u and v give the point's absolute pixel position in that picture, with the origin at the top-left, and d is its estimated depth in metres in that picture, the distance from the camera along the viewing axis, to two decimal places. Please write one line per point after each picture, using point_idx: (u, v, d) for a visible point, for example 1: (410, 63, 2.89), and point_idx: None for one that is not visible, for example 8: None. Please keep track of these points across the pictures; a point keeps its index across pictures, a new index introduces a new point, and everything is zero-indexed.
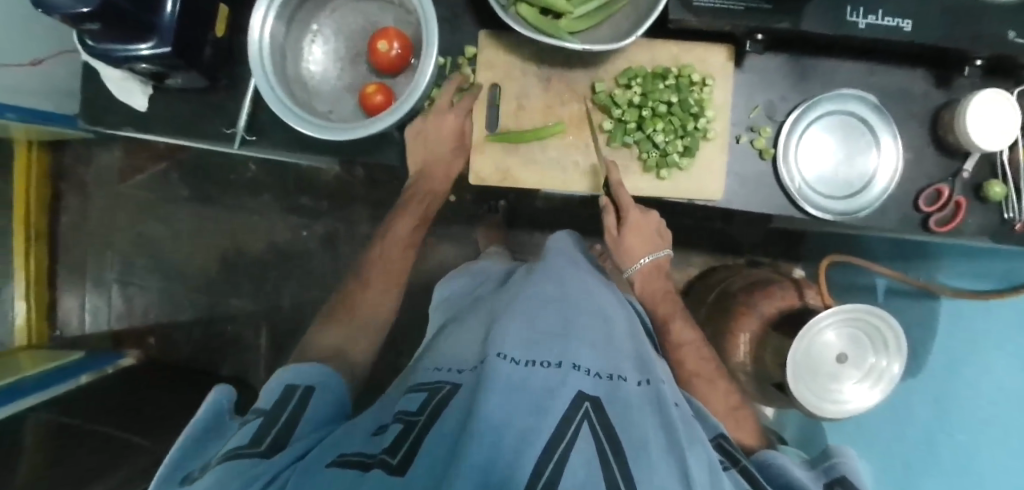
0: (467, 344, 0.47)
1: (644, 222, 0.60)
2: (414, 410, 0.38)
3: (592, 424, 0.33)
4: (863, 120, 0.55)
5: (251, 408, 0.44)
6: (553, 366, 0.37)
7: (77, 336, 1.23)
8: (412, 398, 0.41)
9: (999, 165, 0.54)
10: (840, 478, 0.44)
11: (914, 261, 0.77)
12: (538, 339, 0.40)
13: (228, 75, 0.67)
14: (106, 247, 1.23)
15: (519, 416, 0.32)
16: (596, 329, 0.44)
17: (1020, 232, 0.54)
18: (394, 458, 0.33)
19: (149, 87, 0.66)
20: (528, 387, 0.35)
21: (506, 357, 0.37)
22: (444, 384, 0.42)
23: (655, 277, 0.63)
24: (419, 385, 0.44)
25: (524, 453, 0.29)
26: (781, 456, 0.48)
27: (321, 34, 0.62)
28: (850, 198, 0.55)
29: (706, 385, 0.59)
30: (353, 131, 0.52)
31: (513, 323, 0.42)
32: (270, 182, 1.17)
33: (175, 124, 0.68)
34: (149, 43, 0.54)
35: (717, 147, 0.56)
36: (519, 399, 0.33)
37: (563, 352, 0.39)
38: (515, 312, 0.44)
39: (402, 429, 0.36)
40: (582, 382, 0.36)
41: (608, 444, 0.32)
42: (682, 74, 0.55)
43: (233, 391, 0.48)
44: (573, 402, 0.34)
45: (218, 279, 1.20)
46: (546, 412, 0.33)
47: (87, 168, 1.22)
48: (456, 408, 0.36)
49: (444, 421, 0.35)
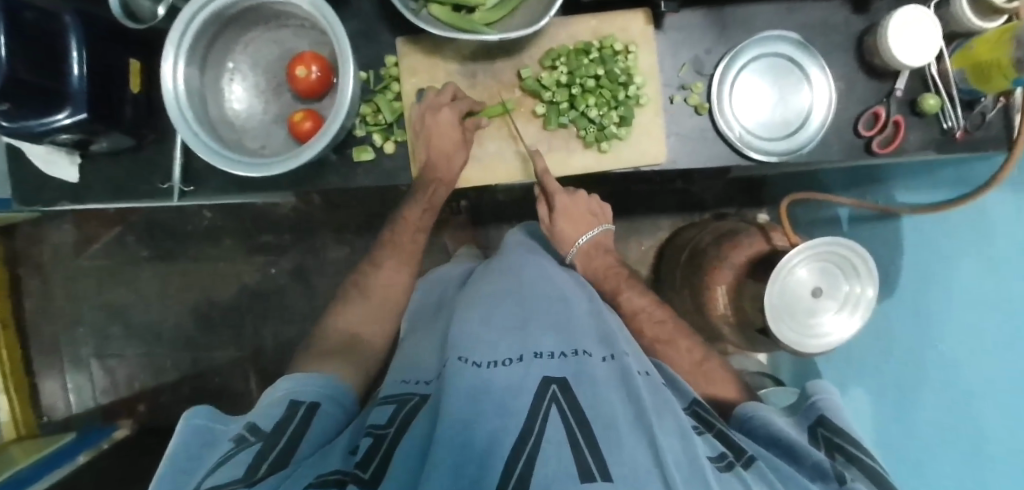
0: (428, 359, 0.54)
1: (574, 206, 0.65)
2: (383, 422, 0.43)
3: (560, 407, 0.38)
4: (790, 58, 0.55)
5: (247, 427, 0.44)
6: (517, 362, 0.43)
7: (65, 418, 1.20)
8: (380, 411, 0.45)
9: (931, 79, 0.54)
10: (820, 418, 0.47)
11: (870, 186, 0.76)
12: (498, 341, 0.47)
13: (154, 129, 0.64)
14: (77, 324, 1.19)
15: (489, 417, 0.37)
16: (552, 320, 0.51)
17: (961, 140, 0.55)
18: (365, 472, 0.37)
19: (77, 156, 0.64)
20: (492, 384, 0.40)
21: (465, 360, 0.44)
22: (412, 396, 0.48)
23: (596, 255, 0.67)
24: (385, 398, 0.48)
25: (498, 445, 0.34)
26: (761, 407, 0.49)
27: (238, 71, 0.60)
28: (790, 137, 0.55)
29: (673, 345, 0.60)
30: (285, 163, 0.50)
31: (474, 331, 0.49)
32: (229, 227, 1.15)
33: (110, 188, 0.66)
34: (66, 112, 0.51)
35: (652, 112, 0.56)
36: (487, 397, 0.39)
37: (522, 347, 0.46)
38: (473, 316, 0.51)
39: (373, 441, 0.40)
40: (546, 370, 0.42)
41: (577, 422, 0.36)
42: (604, 45, 0.55)
43: (212, 407, 0.46)
44: (539, 390, 0.40)
45: (197, 333, 1.17)
46: (513, 408, 0.38)
47: (40, 247, 1.18)
48: (427, 412, 0.42)
49: (419, 426, 0.40)
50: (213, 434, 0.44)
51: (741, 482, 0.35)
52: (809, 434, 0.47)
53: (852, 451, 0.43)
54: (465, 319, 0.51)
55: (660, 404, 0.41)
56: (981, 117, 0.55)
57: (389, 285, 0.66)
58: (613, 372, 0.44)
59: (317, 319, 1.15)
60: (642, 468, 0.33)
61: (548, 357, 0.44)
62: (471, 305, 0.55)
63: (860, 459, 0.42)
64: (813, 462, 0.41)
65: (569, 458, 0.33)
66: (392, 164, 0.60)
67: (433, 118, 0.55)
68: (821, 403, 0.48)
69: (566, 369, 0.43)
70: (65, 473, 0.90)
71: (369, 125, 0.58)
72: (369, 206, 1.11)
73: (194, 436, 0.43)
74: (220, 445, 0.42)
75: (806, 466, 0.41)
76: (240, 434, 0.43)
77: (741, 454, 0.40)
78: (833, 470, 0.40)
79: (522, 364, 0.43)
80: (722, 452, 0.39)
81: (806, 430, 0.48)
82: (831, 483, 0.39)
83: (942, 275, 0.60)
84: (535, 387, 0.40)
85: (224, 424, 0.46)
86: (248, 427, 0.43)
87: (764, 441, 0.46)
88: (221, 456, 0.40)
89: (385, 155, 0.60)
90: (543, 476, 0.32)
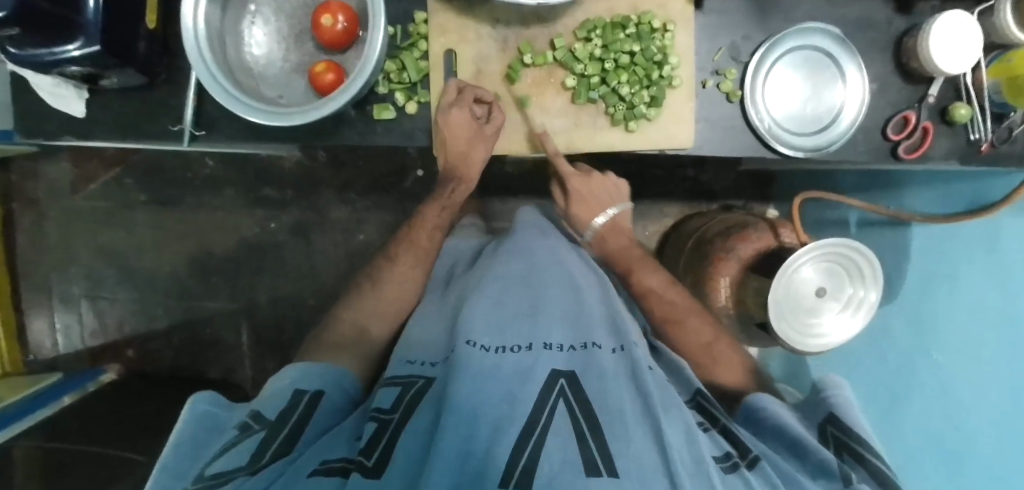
0: (435, 340, 0.53)
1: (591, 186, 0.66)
2: (387, 408, 0.42)
3: (566, 402, 0.38)
4: (829, 53, 0.54)
5: (258, 412, 0.45)
6: (526, 350, 0.43)
7: (53, 357, 1.19)
8: (385, 393, 0.44)
9: (964, 88, 0.54)
10: (830, 416, 0.47)
11: (884, 191, 0.77)
12: (506, 328, 0.47)
13: (167, 67, 0.62)
14: (70, 264, 1.18)
15: (491, 407, 0.37)
16: (563, 310, 0.50)
17: (986, 153, 0.55)
18: (368, 460, 0.36)
19: (84, 90, 0.62)
20: (501, 373, 0.40)
21: (474, 344, 0.43)
22: (417, 378, 0.46)
23: (615, 234, 0.67)
24: (390, 379, 0.47)
25: (503, 432, 0.34)
26: (773, 400, 0.49)
27: (260, 14, 0.58)
28: (817, 134, 0.55)
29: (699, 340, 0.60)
30: (312, 111, 0.49)
31: (483, 313, 0.49)
32: (231, 177, 1.13)
33: (117, 124, 0.64)
34: (77, 44, 0.50)
35: (684, 95, 0.54)
36: (492, 386, 0.39)
37: (532, 336, 0.45)
38: (485, 298, 0.51)
39: (376, 427, 0.39)
40: (553, 362, 0.42)
41: (582, 415, 0.37)
42: (642, 21, 0.53)
43: (219, 397, 0.47)
44: (548, 382, 0.40)
45: (191, 282, 1.17)
46: (520, 399, 0.38)
47: (34, 184, 1.15)
48: (431, 401, 0.41)
49: (424, 410, 0.40)
50: (220, 419, 0.45)
51: (744, 484, 0.35)
52: (818, 431, 0.47)
53: (858, 450, 0.43)
54: (476, 301, 0.51)
55: (667, 400, 0.41)
56: (1008, 131, 0.54)
57: (416, 250, 0.67)
58: (622, 365, 0.44)
59: (314, 278, 1.15)
60: (647, 463, 0.33)
61: (558, 350, 0.44)
62: (485, 285, 0.54)
63: (867, 460, 0.42)
64: (820, 460, 0.41)
65: (573, 450, 0.33)
66: (414, 127, 0.58)
67: (445, 112, 0.55)
68: (832, 400, 0.48)
69: (574, 363, 0.43)
70: (51, 413, 0.90)
71: (393, 82, 0.56)
72: (376, 167, 1.10)
73: (205, 422, 0.44)
74: (227, 432, 0.44)
75: (812, 464, 0.42)
76: (245, 421, 0.44)
77: (746, 454, 0.40)
78: (839, 469, 0.40)
79: (532, 354, 0.43)
80: (728, 452, 0.39)
81: (815, 427, 0.48)
82: (837, 483, 0.39)
83: (948, 285, 0.62)
84: (542, 379, 0.40)
85: (231, 410, 0.47)
86: (253, 413, 0.45)
87: (771, 434, 0.46)
88: (225, 445, 0.41)
89: (405, 115, 0.58)
90: (547, 471, 0.32)
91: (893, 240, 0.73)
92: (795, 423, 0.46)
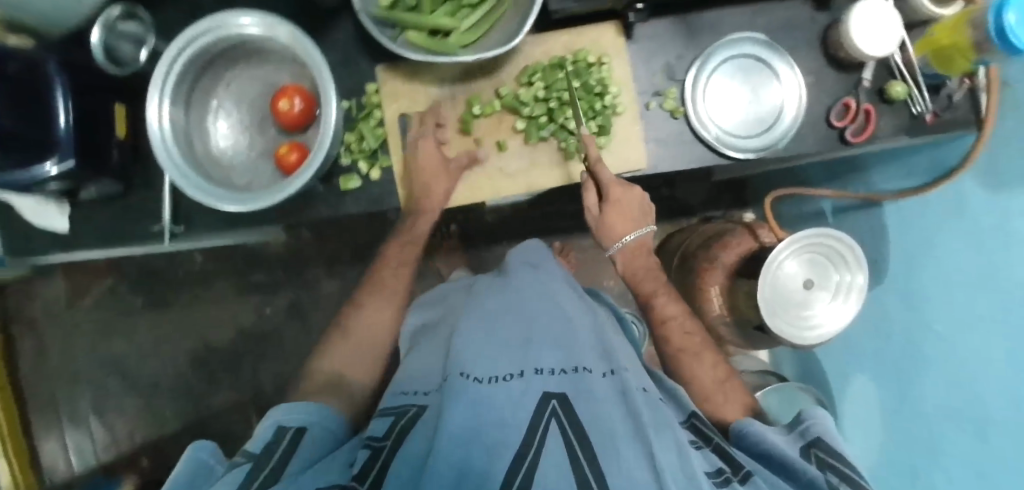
0: (431, 366, 0.51)
1: (626, 199, 0.58)
2: (380, 435, 0.41)
3: (559, 421, 0.38)
4: (759, 58, 0.57)
5: (242, 451, 0.41)
6: (517, 377, 0.43)
7: (67, 480, 1.17)
8: (379, 423, 0.44)
9: (895, 68, 0.56)
10: (814, 439, 0.44)
11: (851, 177, 0.79)
12: (497, 356, 0.46)
13: (142, 172, 0.65)
14: (75, 380, 1.18)
15: (486, 432, 0.36)
16: (555, 335, 0.50)
17: (932, 122, 0.56)
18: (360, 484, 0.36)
19: (65, 204, 0.64)
20: (493, 399, 0.40)
21: (466, 375, 0.42)
22: (410, 407, 0.45)
23: (639, 255, 0.63)
24: (384, 410, 0.46)
25: (497, 457, 0.34)
26: (757, 423, 0.47)
27: (223, 108, 0.61)
28: (764, 133, 0.57)
29: (699, 360, 0.58)
30: (270, 197, 0.51)
31: (474, 344, 0.48)
32: (222, 267, 1.15)
33: (100, 233, 0.65)
34: (54, 160, 0.52)
35: (630, 120, 0.57)
36: (485, 412, 0.38)
37: (523, 363, 0.45)
38: (474, 329, 0.51)
39: (369, 455, 0.39)
40: (546, 386, 0.42)
41: (576, 439, 0.35)
42: (578, 59, 0.56)
43: (206, 444, 0.42)
44: (539, 406, 0.39)
45: (196, 378, 1.16)
46: (512, 424, 0.37)
47: (33, 306, 1.17)
48: (423, 429, 0.40)
49: (419, 435, 0.39)
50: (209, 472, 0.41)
51: None
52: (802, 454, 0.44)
53: (847, 472, 0.40)
54: (464, 333, 0.51)
55: (659, 420, 0.41)
56: (948, 99, 0.56)
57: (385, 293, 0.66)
58: (613, 386, 0.44)
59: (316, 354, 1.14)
60: (639, 482, 0.33)
61: (549, 374, 0.44)
62: (472, 317, 0.54)
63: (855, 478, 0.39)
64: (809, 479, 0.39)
65: (567, 471, 0.32)
66: (382, 192, 0.60)
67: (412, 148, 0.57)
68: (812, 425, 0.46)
69: (566, 385, 0.42)
70: None
71: (354, 152, 0.59)
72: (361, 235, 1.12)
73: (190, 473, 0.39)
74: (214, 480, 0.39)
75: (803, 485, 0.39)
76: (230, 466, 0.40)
77: (738, 470, 0.39)
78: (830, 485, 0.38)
79: (523, 381, 0.42)
80: (719, 467, 0.39)
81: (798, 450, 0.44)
82: None
83: (928, 256, 0.61)
84: (535, 402, 0.40)
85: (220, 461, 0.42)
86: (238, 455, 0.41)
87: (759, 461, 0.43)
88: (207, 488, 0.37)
89: (371, 183, 0.60)
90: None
91: (870, 221, 0.74)
92: (781, 444, 0.44)
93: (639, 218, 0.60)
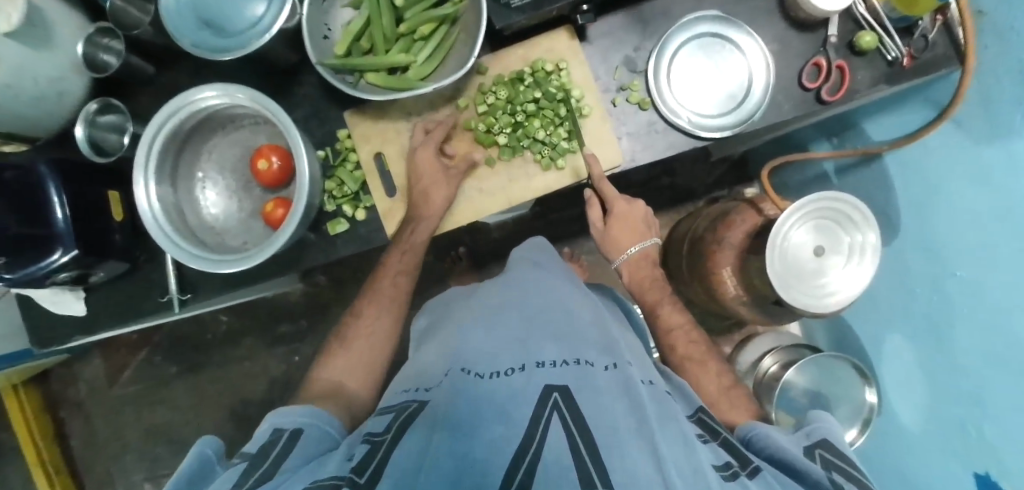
0: (431, 365, 0.49)
1: (632, 212, 0.65)
2: (380, 430, 0.39)
3: (561, 415, 0.35)
4: (717, 34, 0.56)
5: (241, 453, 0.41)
6: (518, 371, 0.41)
7: None
8: (378, 419, 0.41)
9: (861, 18, 0.55)
10: (820, 440, 0.42)
11: (848, 134, 0.76)
12: (497, 353, 0.45)
13: (145, 249, 0.67)
14: (124, 453, 1.22)
15: (485, 428, 0.34)
16: (555, 328, 0.48)
17: (910, 66, 0.54)
18: (360, 476, 0.33)
19: (79, 290, 0.67)
20: (492, 396, 0.38)
21: (468, 370, 0.43)
22: (411, 403, 0.43)
23: (643, 265, 0.66)
24: (384, 409, 0.44)
25: (498, 451, 0.32)
26: (762, 425, 0.45)
27: (208, 178, 0.63)
28: (735, 110, 0.56)
29: (707, 366, 0.59)
30: (255, 252, 0.52)
31: (474, 346, 0.47)
32: (246, 325, 1.18)
33: (114, 312, 0.68)
34: (59, 252, 0.55)
35: (598, 119, 0.56)
36: (484, 410, 0.36)
37: (524, 357, 0.43)
38: (473, 330, 0.50)
39: (368, 449, 0.37)
40: (547, 378, 0.39)
41: (577, 431, 0.33)
42: (535, 69, 0.57)
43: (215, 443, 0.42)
44: (541, 398, 0.37)
45: (235, 437, 1.18)
46: (514, 415, 0.35)
47: (77, 388, 1.22)
48: (422, 424, 0.37)
49: (418, 429, 0.37)
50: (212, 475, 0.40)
51: None
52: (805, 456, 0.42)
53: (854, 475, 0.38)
54: (464, 335, 0.50)
55: (665, 413, 0.40)
56: (923, 40, 0.53)
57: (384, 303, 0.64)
58: (618, 381, 0.41)
59: None
60: (643, 476, 0.31)
61: (551, 366, 0.41)
62: (472, 319, 0.53)
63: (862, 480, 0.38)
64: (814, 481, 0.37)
65: (569, 465, 0.30)
66: (371, 231, 0.61)
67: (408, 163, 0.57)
68: (818, 428, 0.44)
69: (569, 376, 0.40)
70: None
71: (337, 198, 0.60)
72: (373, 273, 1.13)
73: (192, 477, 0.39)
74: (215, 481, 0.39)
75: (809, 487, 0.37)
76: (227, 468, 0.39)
77: (747, 464, 0.37)
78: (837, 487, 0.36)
79: (524, 374, 0.40)
80: (728, 462, 0.37)
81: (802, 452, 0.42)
82: None
83: (936, 201, 0.58)
84: (537, 393, 0.37)
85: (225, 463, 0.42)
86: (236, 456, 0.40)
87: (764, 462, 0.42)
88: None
89: (358, 223, 0.61)
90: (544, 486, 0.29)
91: (874, 176, 0.71)
92: (788, 445, 0.42)
93: (644, 231, 0.66)
